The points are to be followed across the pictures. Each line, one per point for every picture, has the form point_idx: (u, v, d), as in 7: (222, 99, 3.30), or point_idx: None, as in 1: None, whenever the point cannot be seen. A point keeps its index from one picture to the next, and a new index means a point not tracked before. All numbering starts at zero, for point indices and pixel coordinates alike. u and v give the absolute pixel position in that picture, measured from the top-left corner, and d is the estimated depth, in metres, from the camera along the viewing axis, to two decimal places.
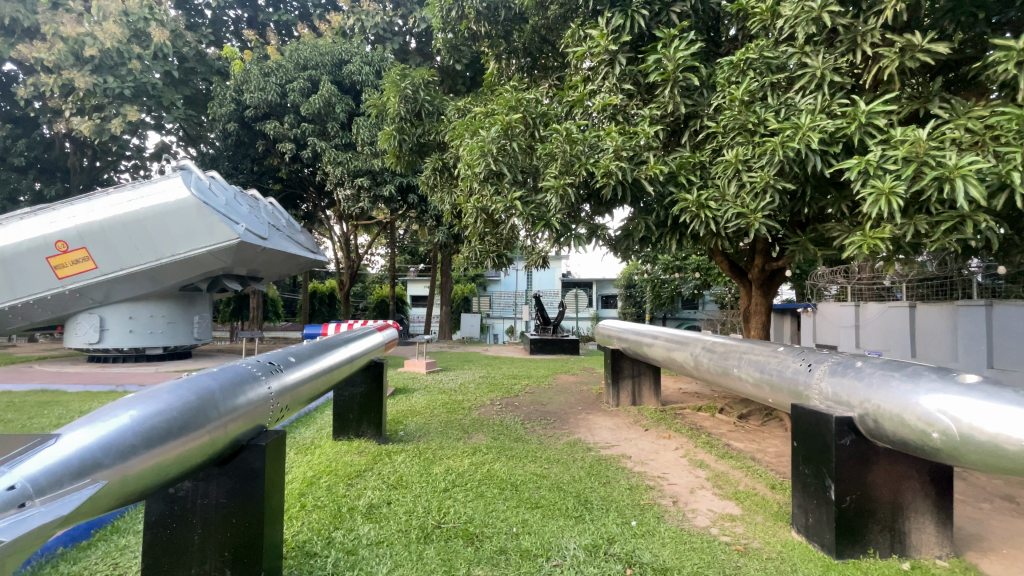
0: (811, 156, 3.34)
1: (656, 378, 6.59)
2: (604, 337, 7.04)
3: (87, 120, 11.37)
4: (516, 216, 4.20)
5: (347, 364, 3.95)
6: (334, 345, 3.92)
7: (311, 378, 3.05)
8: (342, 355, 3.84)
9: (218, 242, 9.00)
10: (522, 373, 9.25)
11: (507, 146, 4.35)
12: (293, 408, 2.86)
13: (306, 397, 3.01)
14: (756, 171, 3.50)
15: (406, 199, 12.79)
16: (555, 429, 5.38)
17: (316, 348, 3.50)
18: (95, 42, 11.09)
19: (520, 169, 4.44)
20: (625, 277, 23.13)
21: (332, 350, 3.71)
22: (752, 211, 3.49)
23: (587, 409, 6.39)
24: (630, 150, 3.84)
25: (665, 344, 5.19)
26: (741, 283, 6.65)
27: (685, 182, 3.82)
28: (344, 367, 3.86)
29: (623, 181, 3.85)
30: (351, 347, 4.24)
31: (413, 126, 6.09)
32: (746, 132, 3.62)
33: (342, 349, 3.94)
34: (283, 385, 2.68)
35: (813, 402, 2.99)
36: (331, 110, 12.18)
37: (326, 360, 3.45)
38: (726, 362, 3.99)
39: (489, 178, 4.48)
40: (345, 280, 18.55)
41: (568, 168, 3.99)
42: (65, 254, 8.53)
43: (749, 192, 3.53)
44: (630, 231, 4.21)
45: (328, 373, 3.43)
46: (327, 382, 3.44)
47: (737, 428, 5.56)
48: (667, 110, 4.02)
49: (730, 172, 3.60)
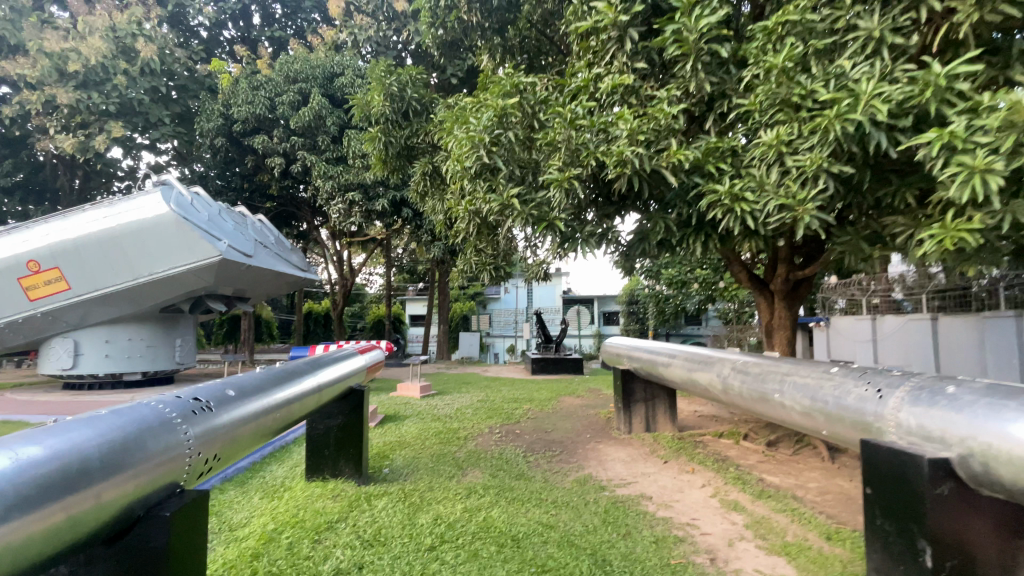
0: (874, 131, 2.82)
1: (672, 402, 5.95)
2: (612, 357, 6.42)
3: (70, 137, 10.96)
4: (515, 220, 3.66)
5: (314, 396, 3.31)
6: (299, 372, 3.29)
7: (255, 418, 2.41)
8: (307, 386, 3.21)
9: (199, 260, 8.45)
10: (523, 395, 8.62)
11: (502, 137, 3.82)
12: (224, 461, 2.18)
13: (247, 443, 2.37)
14: (803, 153, 3.03)
15: (400, 213, 12.34)
16: (561, 463, 4.75)
17: (271, 378, 2.87)
18: (78, 58, 10.66)
19: (517, 165, 3.95)
20: (628, 293, 22.77)
21: (294, 380, 3.07)
22: (799, 202, 2.97)
23: (596, 436, 5.77)
24: (648, 134, 3.31)
25: (684, 364, 4.56)
26: (762, 296, 6.05)
27: (714, 172, 3.33)
28: (308, 400, 3.22)
29: (640, 172, 3.31)
30: (323, 374, 3.62)
31: (402, 128, 5.60)
32: (789, 107, 3.18)
33: (309, 378, 3.31)
34: (209, 432, 2.01)
35: (890, 438, 2.39)
36: (322, 123, 11.69)
37: (283, 393, 2.82)
38: (765, 386, 3.37)
39: (481, 174, 3.96)
40: (338, 299, 18.05)
41: (573, 161, 3.52)
42: (37, 275, 7.97)
43: (795, 178, 3.04)
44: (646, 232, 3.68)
45: (283, 411, 2.79)
46: (281, 420, 2.79)
47: (768, 458, 4.93)
48: (689, 88, 3.60)
49: (771, 156, 3.12)
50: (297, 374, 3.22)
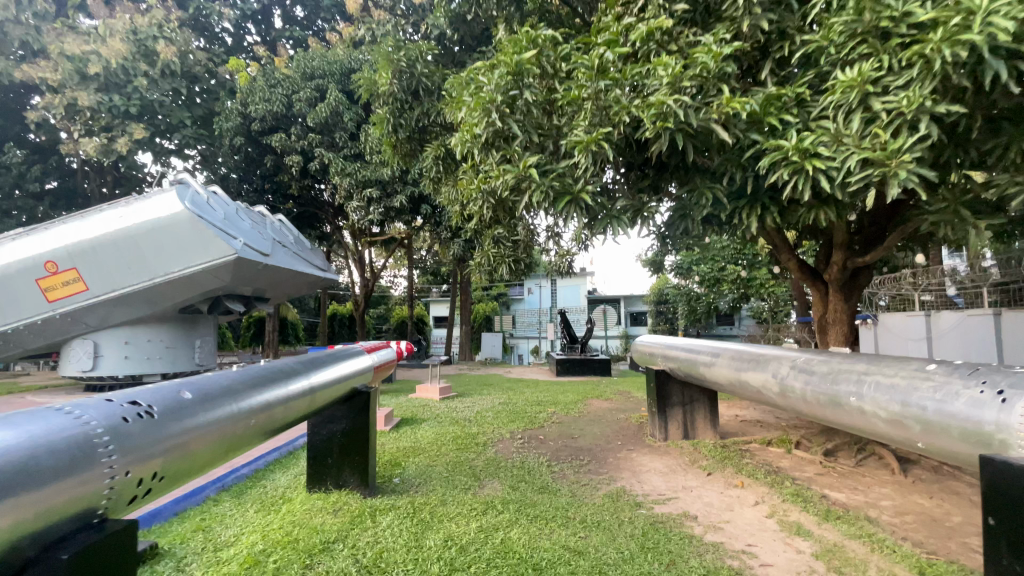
0: (991, 61, 2.59)
1: (713, 406, 5.39)
2: (644, 356, 5.91)
3: (94, 140, 10.92)
4: (532, 195, 3.30)
5: (306, 398, 2.91)
6: (289, 370, 2.89)
7: (218, 425, 2.00)
8: (297, 386, 2.80)
9: (213, 259, 7.66)
10: (547, 398, 8.15)
11: (518, 98, 3.51)
12: (169, 481, 1.76)
13: (209, 455, 1.96)
14: (896, 93, 2.83)
15: (419, 210, 12.05)
16: (591, 473, 4.26)
17: (250, 378, 2.46)
18: (99, 60, 10.56)
19: (536, 132, 3.64)
20: (656, 292, 22.06)
21: (278, 379, 2.67)
22: (891, 155, 2.70)
23: (628, 443, 5.27)
24: (695, 82, 3.01)
25: (731, 364, 4.01)
26: (814, 286, 5.44)
27: (776, 126, 3.12)
28: (298, 403, 2.81)
29: (684, 126, 2.99)
30: (321, 374, 3.23)
31: (412, 110, 5.27)
32: (873, 37, 2.99)
33: (301, 378, 2.91)
34: (144, 447, 1.60)
35: (1019, 453, 1.84)
36: (339, 119, 11.46)
37: (262, 395, 2.41)
38: (836, 387, 2.81)
39: (494, 142, 3.68)
40: (360, 301, 17.90)
41: (603, 121, 3.23)
42: (56, 276, 7.19)
43: (884, 126, 2.84)
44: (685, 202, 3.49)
45: (262, 415, 2.38)
46: (259, 427, 2.38)
47: (828, 470, 4.36)
48: (743, 29, 3.47)
49: (848, 106, 2.96)
50: (286, 373, 2.82)
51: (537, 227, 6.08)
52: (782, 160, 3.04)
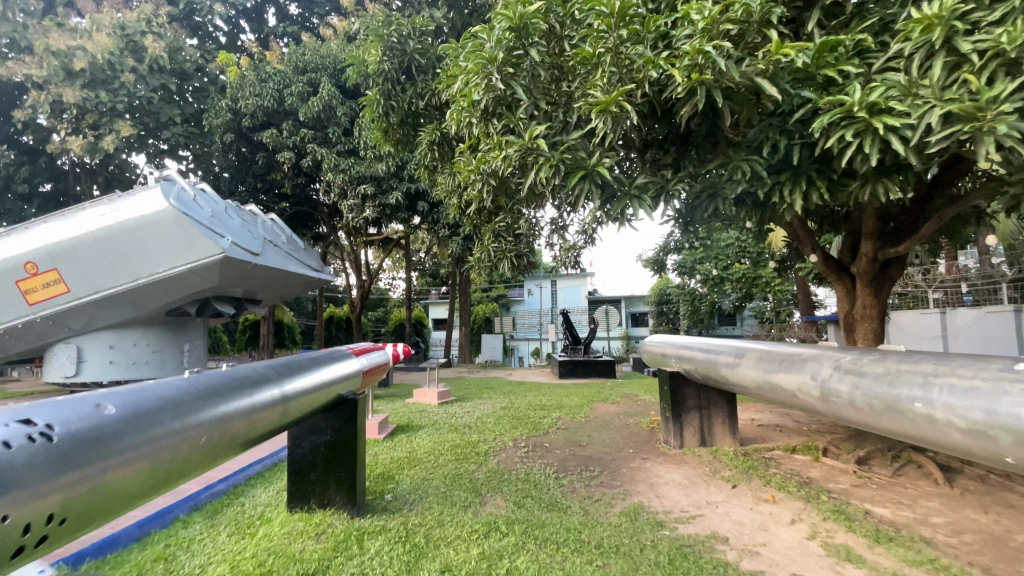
0: None
1: (732, 411, 4.99)
2: (655, 357, 5.55)
3: (80, 138, 10.36)
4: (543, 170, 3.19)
5: (277, 409, 2.51)
6: (260, 376, 2.49)
7: (154, 446, 1.62)
8: (266, 396, 2.40)
9: (200, 259, 6.40)
10: (550, 401, 7.76)
11: (527, 64, 3.50)
12: (77, 523, 1.38)
13: (139, 485, 1.58)
14: (988, 33, 2.68)
15: (415, 206, 11.67)
16: (604, 487, 3.86)
17: (206, 386, 2.07)
18: (85, 55, 9.97)
19: (544, 99, 3.62)
20: (658, 292, 21.71)
21: (242, 388, 2.27)
22: (986, 109, 2.53)
23: (641, 451, 4.88)
24: (726, 33, 2.92)
25: (758, 365, 3.62)
26: (839, 280, 5.08)
27: (836, 77, 2.99)
28: (267, 415, 2.41)
29: (715, 84, 2.90)
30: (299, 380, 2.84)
31: (404, 91, 5.03)
32: None
33: (272, 386, 2.52)
34: (29, 484, 1.21)
35: None
36: (332, 114, 11.09)
37: (219, 407, 2.03)
38: (897, 391, 2.41)
39: (495, 107, 3.64)
40: (356, 303, 17.48)
41: (624, 79, 3.14)
42: (34, 278, 6.01)
43: (972, 72, 2.71)
44: (715, 181, 3.45)
45: (219, 431, 1.99)
46: (214, 446, 1.98)
47: (864, 481, 3.97)
48: None
49: (930, 50, 2.80)
50: (255, 380, 2.42)
51: (540, 219, 5.71)
52: (845, 118, 2.89)
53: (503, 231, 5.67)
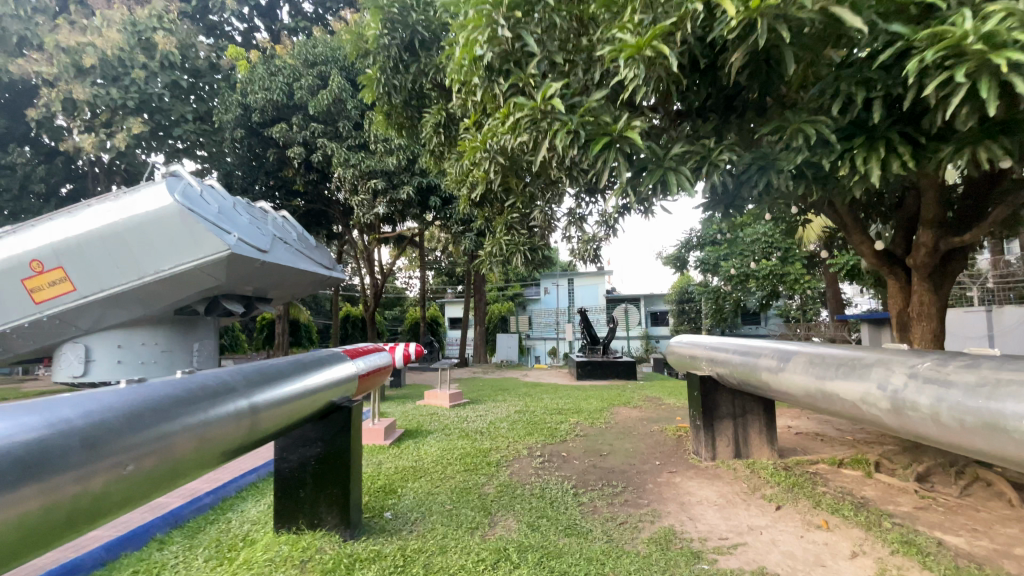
0: None
1: (770, 419, 4.51)
2: (685, 360, 5.11)
3: (89, 135, 9.93)
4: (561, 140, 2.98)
5: (246, 422, 2.12)
6: (225, 384, 2.10)
7: (44, 486, 1.26)
8: (229, 408, 2.01)
9: (205, 256, 5.86)
10: (568, 405, 7.34)
11: (551, 19, 3.28)
12: None
13: (20, 536, 1.23)
14: None
15: (427, 202, 11.36)
16: (632, 507, 3.43)
17: (143, 400, 1.69)
18: (94, 51, 9.61)
19: (562, 53, 3.39)
20: (679, 290, 21.13)
21: (197, 400, 1.89)
22: None
23: (668, 464, 4.43)
24: None
25: (809, 370, 3.15)
26: (892, 273, 4.55)
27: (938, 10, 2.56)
28: (232, 430, 2.02)
29: (767, 24, 2.57)
30: (280, 387, 2.45)
31: (408, 70, 4.98)
32: None
33: (240, 395, 2.12)
34: None
35: None
36: (342, 107, 10.82)
37: (160, 426, 1.66)
38: (1005, 407, 1.92)
39: (504, 63, 3.42)
40: (371, 301, 17.27)
41: (660, 20, 2.86)
42: (40, 276, 5.54)
43: None
44: (768, 151, 3.13)
45: (155, 456, 1.62)
46: (149, 475, 1.61)
47: (929, 504, 3.48)
48: None
49: None
50: (217, 389, 2.03)
51: (557, 208, 5.30)
52: (951, 59, 2.47)
53: (517, 223, 5.31)
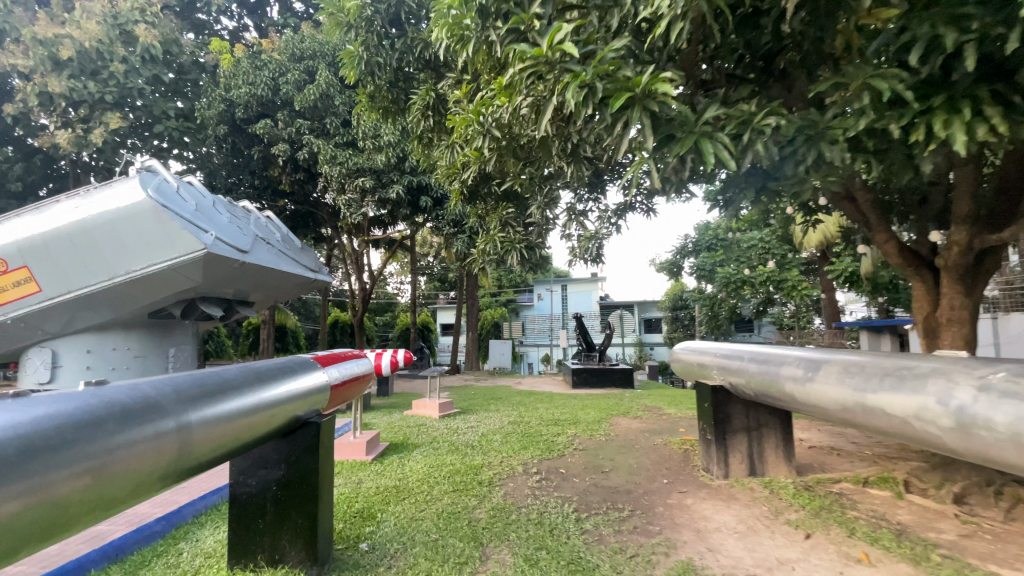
0: None
1: (788, 433, 4.13)
2: (693, 369, 4.73)
3: (66, 131, 9.05)
4: (556, 95, 2.69)
5: (172, 448, 1.68)
6: (147, 400, 1.66)
7: None
8: (148, 430, 1.59)
9: (180, 255, 5.13)
10: (565, 415, 6.93)
11: None
12: None
13: None
14: None
15: (418, 202, 10.99)
16: (644, 536, 3.02)
17: (15, 425, 1.27)
18: (72, 42, 8.66)
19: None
20: (673, 297, 20.88)
21: (101, 421, 1.46)
22: None
23: (678, 483, 4.04)
24: None
25: (848, 381, 2.76)
26: (917, 274, 4.25)
27: None
28: (150, 460, 1.59)
29: None
30: (224, 401, 2.00)
31: (393, 49, 5.01)
32: None
33: (167, 414, 1.69)
34: None
35: None
36: (330, 103, 10.44)
37: (32, 460, 1.24)
38: None
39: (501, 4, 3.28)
40: (359, 306, 16.77)
41: None
42: (2, 275, 4.86)
43: None
44: (817, 119, 2.86)
45: (19, 502, 1.21)
46: (10, 527, 1.20)
47: (975, 531, 3.12)
48: None
49: None
50: (134, 407, 1.60)
51: (556, 203, 4.94)
52: None
53: (512, 219, 5.01)
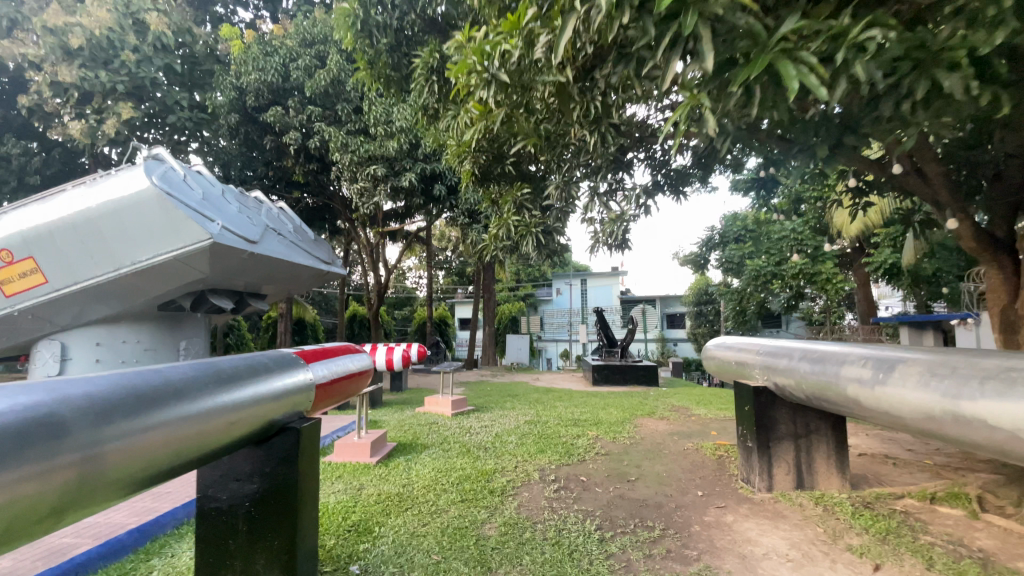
0: None
1: (842, 440, 3.63)
2: (733, 369, 4.22)
3: (79, 121, 8.69)
4: (579, 5, 2.27)
5: (66, 478, 1.29)
6: (41, 415, 1.27)
7: None
8: (28, 459, 1.19)
9: (186, 246, 4.66)
10: (585, 415, 6.48)
11: None
12: None
13: None
14: None
15: (431, 189, 10.63)
16: (681, 564, 2.58)
17: None
18: (83, 31, 8.22)
19: None
20: (697, 291, 20.18)
21: None
22: None
23: (713, 496, 3.58)
24: None
25: (935, 388, 2.25)
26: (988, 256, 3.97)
27: None
28: (27, 496, 1.20)
29: None
30: (162, 412, 1.59)
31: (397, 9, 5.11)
32: None
33: (69, 434, 1.30)
34: None
35: None
36: (341, 89, 10.14)
37: None
38: None
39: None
40: (375, 300, 16.53)
41: None
42: (9, 267, 4.43)
43: None
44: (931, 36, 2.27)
45: None
46: None
47: None
48: None
49: None
50: (14, 425, 1.20)
51: (576, 183, 4.50)
52: None
53: (527, 202, 4.58)
